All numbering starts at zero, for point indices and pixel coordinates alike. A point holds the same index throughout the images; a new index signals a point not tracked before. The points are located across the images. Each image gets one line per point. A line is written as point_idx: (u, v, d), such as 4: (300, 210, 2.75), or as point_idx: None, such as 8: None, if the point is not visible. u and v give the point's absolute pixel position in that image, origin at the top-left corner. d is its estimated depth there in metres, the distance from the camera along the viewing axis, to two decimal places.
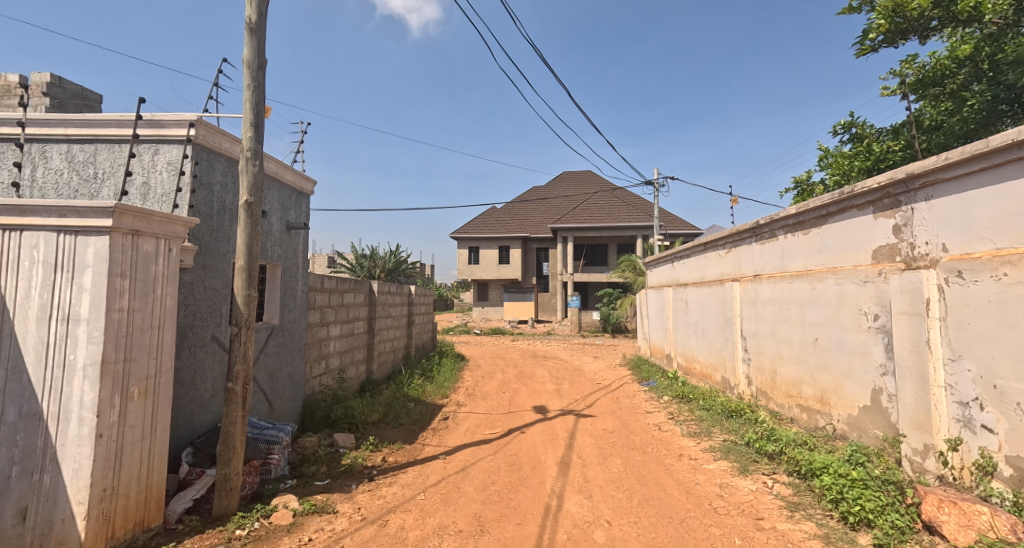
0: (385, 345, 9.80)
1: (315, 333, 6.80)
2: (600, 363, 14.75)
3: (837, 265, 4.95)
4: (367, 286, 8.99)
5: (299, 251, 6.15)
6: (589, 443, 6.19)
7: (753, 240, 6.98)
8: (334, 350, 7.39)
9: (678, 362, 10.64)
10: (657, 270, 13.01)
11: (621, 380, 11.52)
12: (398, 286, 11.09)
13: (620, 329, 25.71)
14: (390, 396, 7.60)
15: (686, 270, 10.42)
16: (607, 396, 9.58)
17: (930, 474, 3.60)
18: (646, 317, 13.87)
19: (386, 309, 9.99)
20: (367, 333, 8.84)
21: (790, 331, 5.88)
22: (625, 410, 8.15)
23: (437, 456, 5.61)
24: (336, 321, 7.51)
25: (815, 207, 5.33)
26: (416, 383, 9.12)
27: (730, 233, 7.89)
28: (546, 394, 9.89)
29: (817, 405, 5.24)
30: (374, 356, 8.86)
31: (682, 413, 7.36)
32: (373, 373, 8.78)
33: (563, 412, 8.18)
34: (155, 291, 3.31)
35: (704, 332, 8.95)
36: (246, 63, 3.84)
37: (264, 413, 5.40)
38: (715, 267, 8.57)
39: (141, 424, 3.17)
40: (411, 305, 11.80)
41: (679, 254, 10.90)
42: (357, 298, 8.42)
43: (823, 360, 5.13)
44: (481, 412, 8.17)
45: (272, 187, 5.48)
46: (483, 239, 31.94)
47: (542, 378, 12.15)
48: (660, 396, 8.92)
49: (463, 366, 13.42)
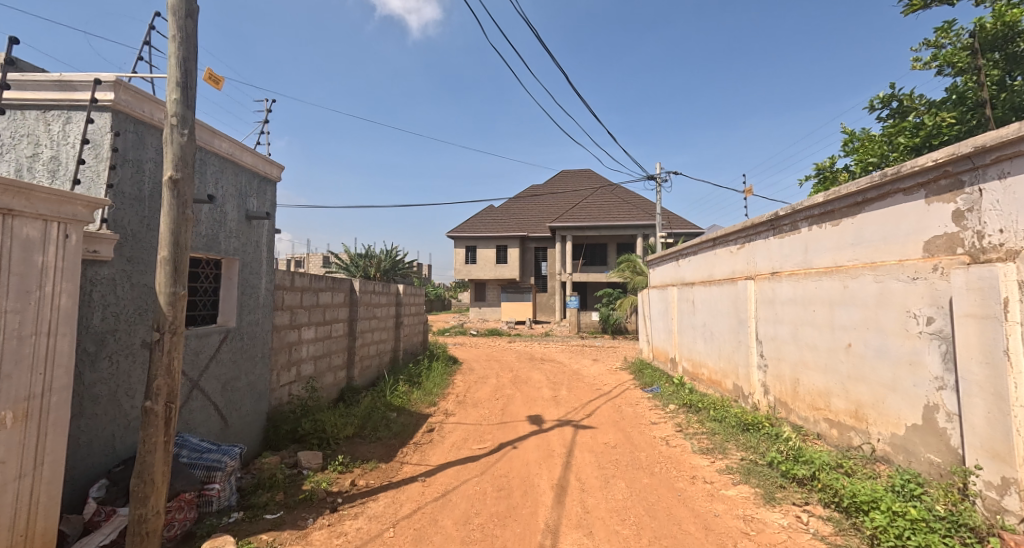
0: (368, 349, 9.13)
1: (285, 337, 6.14)
2: (600, 366, 14.06)
3: (876, 259, 4.28)
4: (349, 284, 8.34)
5: (262, 244, 5.46)
6: (588, 461, 5.52)
7: (771, 233, 6.31)
8: (308, 355, 6.74)
9: (684, 367, 9.98)
10: (660, 269, 12.35)
11: (622, 385, 10.86)
12: (385, 285, 10.42)
13: (620, 330, 25.06)
14: (370, 406, 6.94)
15: (692, 268, 9.74)
16: (607, 403, 8.91)
17: (1014, 517, 2.96)
18: (648, 318, 13.20)
19: (370, 309, 9.31)
20: (348, 336, 8.20)
21: (815, 335, 5.21)
22: (627, 420, 7.47)
23: (415, 478, 4.94)
24: (310, 323, 6.86)
25: (848, 195, 4.66)
26: (401, 390, 8.45)
27: (742, 227, 7.21)
28: (542, 401, 9.22)
29: (851, 421, 4.57)
30: (355, 360, 8.20)
31: (690, 425, 6.70)
32: (354, 379, 8.14)
33: (560, 422, 7.50)
34: (41, 288, 2.63)
35: (713, 336, 8.27)
36: (171, 8, 3.16)
37: (217, 429, 4.72)
38: (725, 264, 7.89)
39: (17, 458, 2.51)
40: (399, 306, 11.13)
41: (684, 251, 10.24)
42: (337, 298, 7.78)
43: (858, 370, 4.47)
44: (470, 423, 7.51)
45: (227, 170, 4.79)
46: (481, 238, 31.29)
47: (539, 383, 11.48)
48: (664, 404, 8.26)
49: (456, 370, 12.75)
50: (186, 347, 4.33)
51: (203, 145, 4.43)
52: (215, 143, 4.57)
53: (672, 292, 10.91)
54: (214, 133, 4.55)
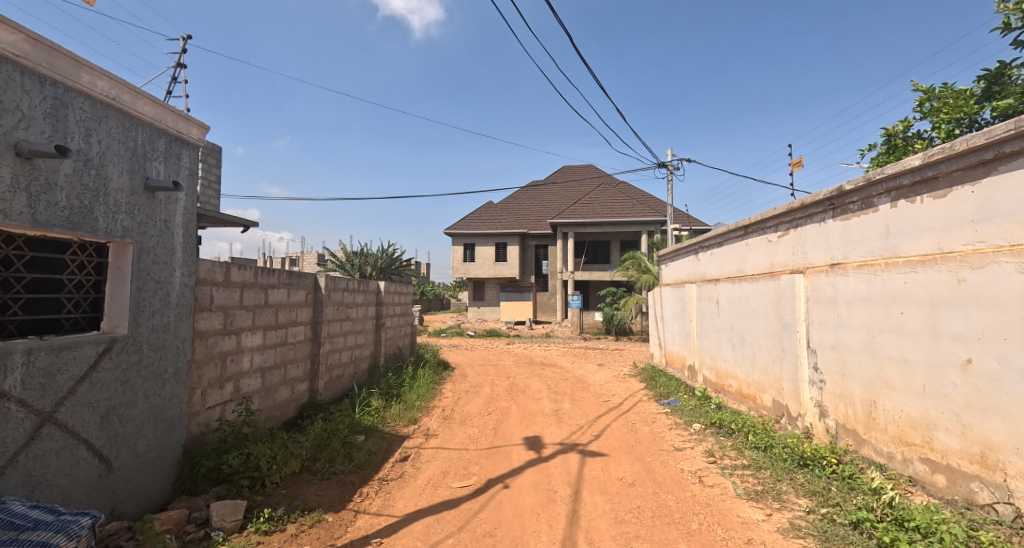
0: (338, 356, 7.86)
1: (217, 345, 4.86)
2: (606, 372, 12.78)
3: (1012, 239, 3.15)
4: (313, 280, 7.07)
5: (175, 227, 4.15)
6: (601, 508, 4.27)
7: (830, 214, 5.02)
8: (253, 366, 5.48)
9: (705, 376, 8.73)
10: (674, 265, 11.06)
11: (632, 396, 9.59)
12: (362, 282, 9.13)
13: (625, 330, 23.79)
14: (330, 429, 5.68)
15: (717, 262, 8.46)
16: (618, 420, 7.63)
17: None
18: (660, 319, 11.91)
19: (341, 310, 8.03)
20: (310, 342, 6.95)
21: (901, 346, 3.96)
22: (645, 445, 6.17)
23: (368, 541, 3.68)
24: (258, 326, 5.59)
25: (966, 151, 3.43)
26: (375, 406, 7.17)
27: (785, 209, 5.93)
28: (541, 417, 7.92)
29: (971, 468, 3.37)
30: (319, 370, 6.96)
31: (726, 456, 5.38)
32: (318, 393, 6.89)
33: (562, 447, 6.24)
34: None
35: (745, 342, 7.03)
36: None
37: (93, 478, 3.45)
38: (762, 255, 6.59)
39: None
40: (380, 306, 9.85)
41: (706, 242, 8.96)
42: (296, 296, 6.53)
43: (984, 397, 3.29)
44: (454, 448, 6.23)
45: (110, 120, 3.50)
46: (479, 236, 30.01)
47: (539, 392, 10.18)
48: (688, 424, 6.97)
49: (447, 376, 11.47)
50: (30, 366, 3.09)
51: (60, 77, 3.16)
52: (82, 79, 3.29)
53: (691, 290, 9.62)
54: (79, 65, 3.27)
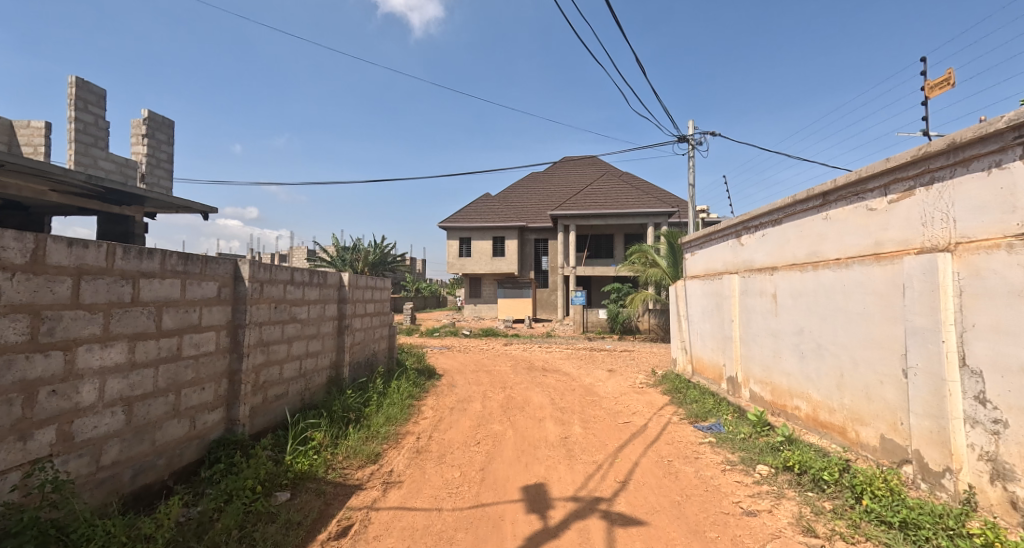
0: (275, 371, 5.96)
1: (14, 372, 3.01)
2: (618, 380, 10.89)
3: None
4: (233, 268, 5.14)
5: None
6: None
7: (1017, 155, 3.19)
8: (107, 399, 3.56)
9: (754, 392, 6.89)
10: (705, 253, 9.15)
11: (658, 414, 7.71)
12: (318, 274, 7.21)
13: (631, 330, 21.76)
14: (230, 490, 3.83)
15: (772, 246, 6.55)
16: (647, 455, 5.77)
17: None
18: (686, 318, 10.03)
19: (283, 309, 6.14)
20: (228, 354, 5.03)
21: None
22: (696, 506, 4.29)
23: None
24: (118, 335, 3.66)
25: None
26: (317, 444, 5.28)
27: (905, 160, 4.05)
28: (545, 451, 6.00)
29: None
30: (242, 393, 5.06)
31: (838, 535, 3.52)
32: (240, 424, 5.00)
33: (576, 506, 4.38)
34: None
35: (827, 353, 5.18)
36: None
37: None
38: (859, 232, 4.70)
39: None
40: (343, 304, 7.95)
41: (755, 220, 7.05)
42: (200, 290, 4.58)
43: None
44: (423, 508, 4.35)
45: None
46: (476, 229, 28.14)
47: (540, 409, 8.29)
48: (748, 466, 5.09)
49: (431, 388, 9.58)
50: None
51: None
52: None
53: (730, 283, 7.72)
54: None
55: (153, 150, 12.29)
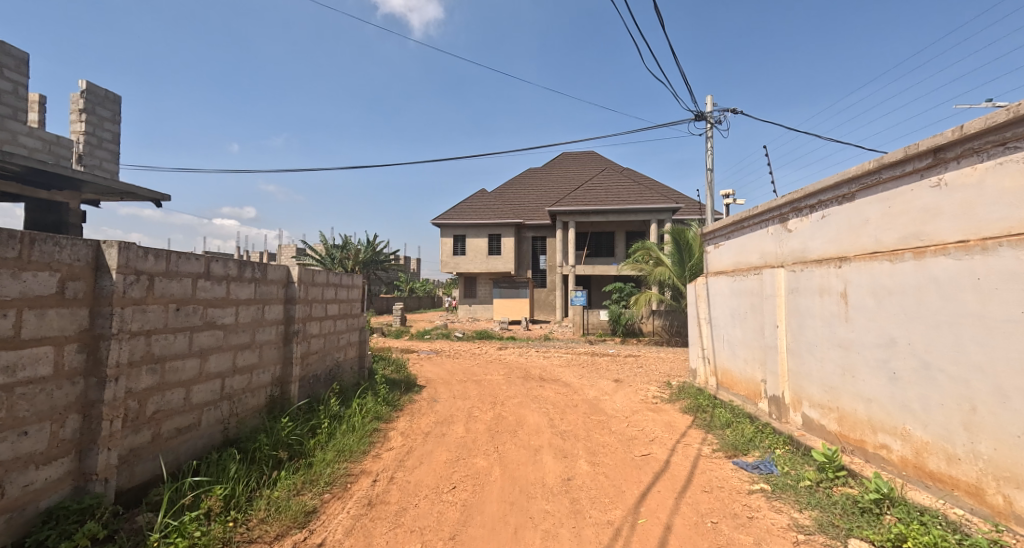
0: (177, 395, 4.38)
1: None
2: (627, 393, 9.34)
3: None
4: (93, 255, 3.53)
5: None
6: None
7: None
8: None
9: (810, 419, 5.34)
10: (735, 244, 7.58)
11: (685, 443, 6.14)
12: (254, 267, 5.62)
13: (632, 330, 20.23)
14: None
15: (836, 231, 4.99)
16: (682, 511, 4.21)
17: None
18: (709, 322, 8.46)
19: (190, 311, 4.56)
20: (82, 379, 3.43)
21: None
22: None
23: None
24: None
25: None
26: (205, 511, 3.73)
27: None
28: (541, 504, 4.44)
29: None
30: (107, 435, 3.47)
31: None
32: (97, 481, 3.40)
33: None
34: None
35: (939, 376, 3.69)
36: None
37: None
38: (1009, 203, 3.26)
39: None
40: (291, 305, 6.36)
41: (810, 199, 5.46)
42: (9, 286, 3.03)
43: None
44: None
45: None
46: (470, 226, 26.59)
47: (536, 434, 6.74)
48: (834, 540, 3.55)
49: (406, 405, 8.03)
50: None
51: None
52: None
53: (773, 280, 6.15)
54: None
55: (93, 128, 10.71)
